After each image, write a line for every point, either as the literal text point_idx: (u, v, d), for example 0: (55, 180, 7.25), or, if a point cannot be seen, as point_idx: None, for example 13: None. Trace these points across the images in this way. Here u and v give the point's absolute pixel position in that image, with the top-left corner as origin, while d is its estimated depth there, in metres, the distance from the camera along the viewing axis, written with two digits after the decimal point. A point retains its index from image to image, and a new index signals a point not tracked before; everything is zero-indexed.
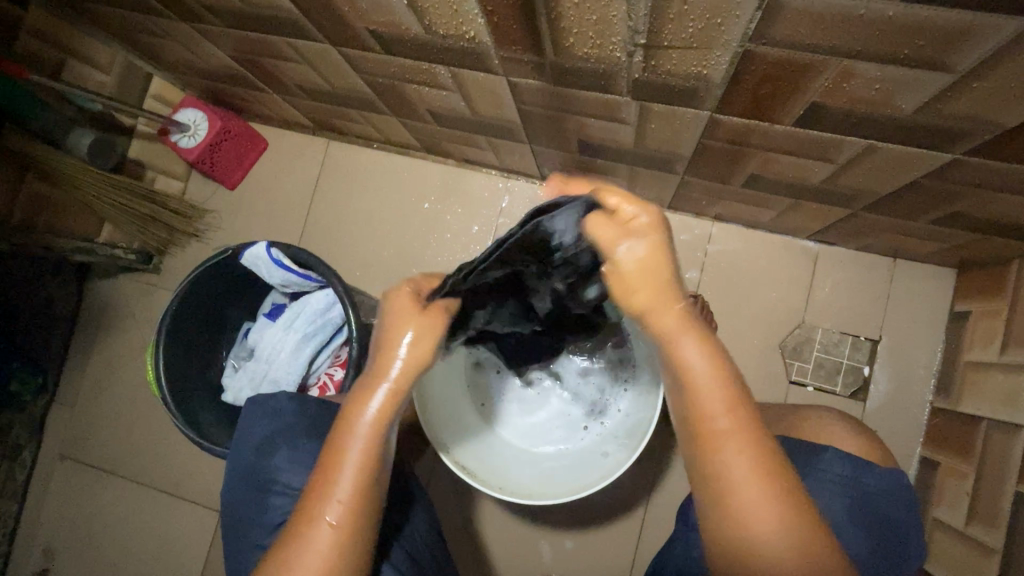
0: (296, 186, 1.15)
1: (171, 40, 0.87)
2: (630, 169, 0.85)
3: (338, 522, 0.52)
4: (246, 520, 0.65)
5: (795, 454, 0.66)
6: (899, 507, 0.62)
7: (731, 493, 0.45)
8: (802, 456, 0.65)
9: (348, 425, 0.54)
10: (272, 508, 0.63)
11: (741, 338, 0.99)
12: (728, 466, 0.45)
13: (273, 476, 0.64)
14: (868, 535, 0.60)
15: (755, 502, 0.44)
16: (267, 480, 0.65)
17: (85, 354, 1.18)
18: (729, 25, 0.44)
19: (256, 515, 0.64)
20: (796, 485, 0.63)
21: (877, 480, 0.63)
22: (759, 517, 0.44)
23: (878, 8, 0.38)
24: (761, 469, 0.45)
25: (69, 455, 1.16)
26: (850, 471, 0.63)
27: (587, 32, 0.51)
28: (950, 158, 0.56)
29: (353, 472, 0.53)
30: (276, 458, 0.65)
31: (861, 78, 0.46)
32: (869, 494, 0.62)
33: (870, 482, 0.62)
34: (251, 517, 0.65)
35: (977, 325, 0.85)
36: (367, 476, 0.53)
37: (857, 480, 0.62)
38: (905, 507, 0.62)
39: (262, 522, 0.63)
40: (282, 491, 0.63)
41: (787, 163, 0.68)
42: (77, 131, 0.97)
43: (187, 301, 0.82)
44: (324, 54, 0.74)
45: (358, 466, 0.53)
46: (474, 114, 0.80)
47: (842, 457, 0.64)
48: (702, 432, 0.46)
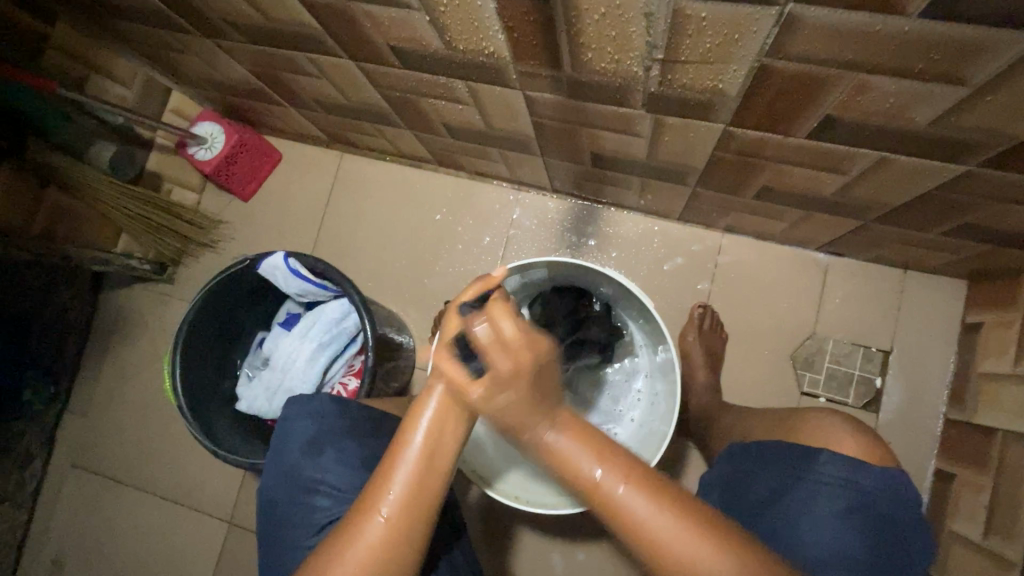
0: (310, 197, 1.17)
1: (192, 55, 0.89)
2: (642, 180, 0.87)
3: (392, 520, 0.51)
4: (286, 524, 0.63)
5: (784, 458, 0.64)
6: (898, 506, 0.59)
7: (645, 535, 0.48)
8: (795, 459, 0.63)
9: (411, 422, 0.53)
10: (317, 510, 0.62)
11: (752, 349, 0.99)
12: (627, 508, 0.48)
13: (318, 477, 0.63)
14: (863, 539, 0.57)
15: (671, 539, 0.47)
16: (310, 482, 0.63)
17: (98, 363, 1.18)
18: (747, 40, 0.45)
19: (297, 519, 0.62)
20: (787, 492, 0.62)
21: (876, 481, 0.59)
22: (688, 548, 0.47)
23: (894, 24, 0.39)
24: (660, 504, 0.48)
25: (79, 465, 1.16)
26: (844, 474, 0.60)
27: (605, 47, 0.52)
28: (963, 171, 0.57)
29: (408, 470, 0.52)
30: (322, 459, 0.64)
31: (875, 91, 0.48)
32: (865, 496, 0.59)
33: (865, 484, 0.59)
34: (291, 520, 0.63)
35: (990, 336, 0.85)
36: (425, 474, 0.52)
37: (851, 481, 0.60)
38: (906, 509, 0.59)
39: (306, 526, 0.61)
40: (327, 493, 0.62)
41: (799, 175, 0.69)
42: (99, 143, 1.02)
43: (205, 310, 0.83)
44: (343, 68, 0.76)
45: (416, 464, 0.52)
46: (488, 127, 0.82)
47: (838, 458, 0.61)
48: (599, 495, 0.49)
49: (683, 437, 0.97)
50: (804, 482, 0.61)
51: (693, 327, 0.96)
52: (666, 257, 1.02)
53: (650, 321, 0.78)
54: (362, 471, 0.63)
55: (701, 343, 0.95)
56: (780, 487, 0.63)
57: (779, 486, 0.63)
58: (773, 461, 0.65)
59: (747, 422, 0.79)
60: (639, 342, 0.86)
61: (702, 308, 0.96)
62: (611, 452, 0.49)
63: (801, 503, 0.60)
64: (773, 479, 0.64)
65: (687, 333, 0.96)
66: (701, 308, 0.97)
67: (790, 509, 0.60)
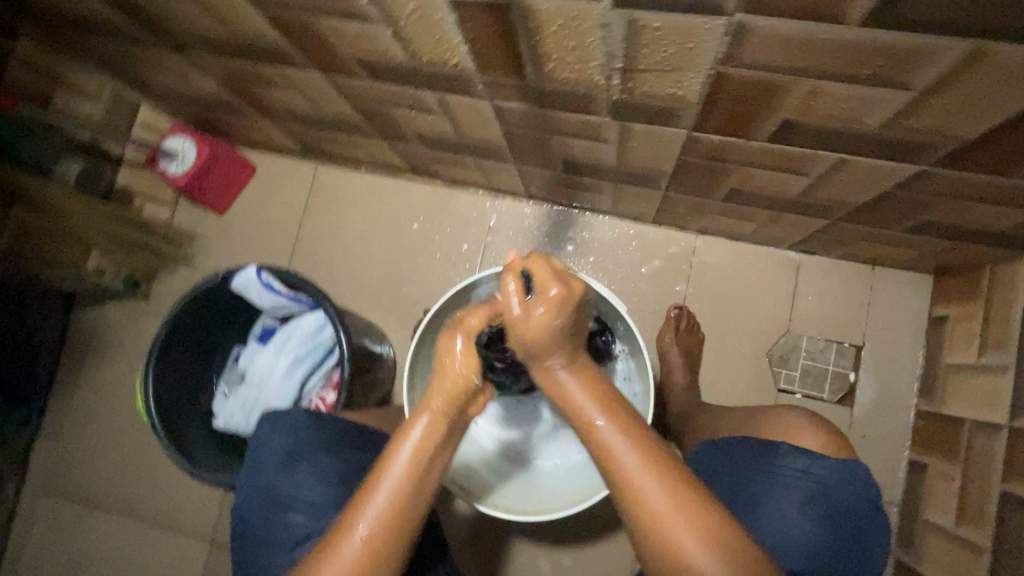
0: (286, 209, 1.16)
1: (159, 69, 0.88)
2: (614, 185, 0.88)
3: (373, 532, 0.50)
4: (261, 541, 0.62)
5: (749, 452, 0.64)
6: (856, 495, 0.60)
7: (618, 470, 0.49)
8: (761, 453, 0.63)
9: (395, 443, 0.54)
10: (290, 527, 0.60)
11: (729, 348, 1.01)
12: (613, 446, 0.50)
13: (292, 492, 0.62)
14: (824, 528, 0.58)
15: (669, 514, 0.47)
16: (287, 498, 0.63)
17: (71, 383, 1.16)
18: (701, 49, 0.46)
19: (271, 537, 0.61)
20: (752, 482, 0.62)
21: (833, 472, 0.60)
22: (659, 506, 0.47)
23: (837, 32, 0.41)
24: (655, 468, 0.49)
25: (54, 488, 1.14)
26: (807, 466, 0.61)
27: (566, 58, 0.53)
28: (918, 170, 0.59)
29: (396, 480, 0.51)
30: (297, 474, 0.64)
31: (827, 97, 0.49)
32: (826, 487, 0.59)
33: (826, 477, 0.60)
34: (266, 538, 0.61)
35: (956, 328, 0.87)
36: (414, 485, 0.52)
37: (814, 474, 0.60)
38: (865, 501, 0.60)
39: (279, 543, 0.60)
40: (301, 509, 0.61)
41: (765, 177, 0.70)
42: (65, 160, 1.02)
43: (178, 327, 0.82)
44: (313, 81, 0.76)
45: (405, 473, 0.52)
46: (460, 136, 0.82)
47: (798, 451, 0.62)
48: (598, 443, 0.51)
49: (664, 438, 0.98)
50: (769, 474, 0.61)
51: (670, 328, 0.96)
52: (643, 260, 1.03)
53: (624, 325, 0.79)
54: (338, 486, 0.62)
55: (678, 344, 0.96)
56: (743, 477, 0.63)
57: (734, 483, 0.63)
58: (733, 456, 0.65)
59: (724, 423, 0.80)
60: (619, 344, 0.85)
61: (678, 309, 0.98)
62: (616, 409, 0.52)
63: (764, 493, 0.60)
64: (735, 473, 0.64)
65: (665, 333, 0.97)
66: (678, 309, 0.97)
67: (755, 499, 0.60)
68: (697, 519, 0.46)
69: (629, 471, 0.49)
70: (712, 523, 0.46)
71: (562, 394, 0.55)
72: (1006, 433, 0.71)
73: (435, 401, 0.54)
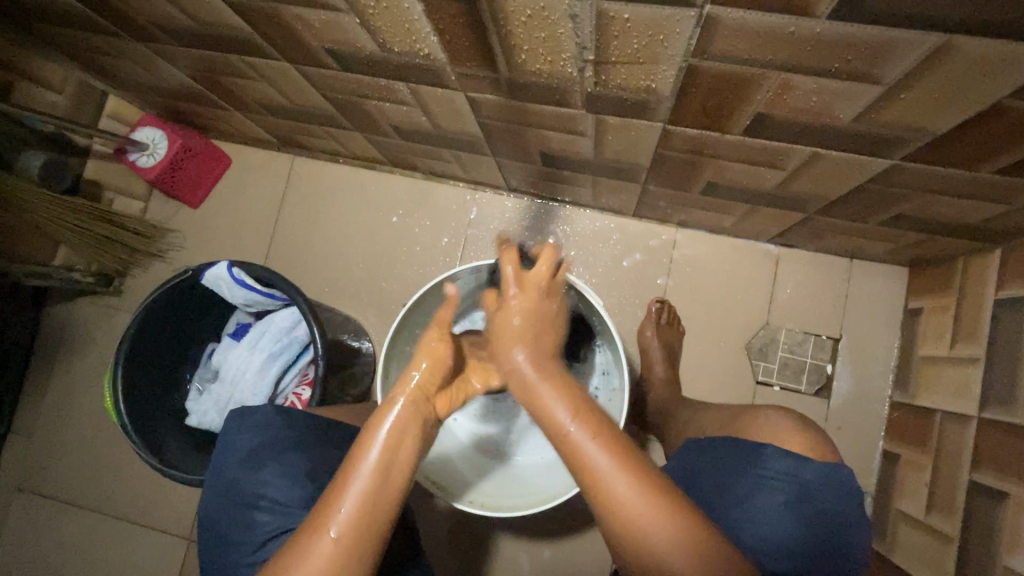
0: (262, 202, 1.14)
1: (125, 58, 0.85)
2: (593, 178, 0.87)
3: (341, 539, 0.48)
4: (226, 541, 0.61)
5: (732, 453, 0.65)
6: (841, 497, 0.60)
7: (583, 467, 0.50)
8: (745, 454, 0.64)
9: (366, 438, 0.53)
10: (256, 526, 0.59)
11: (709, 341, 1.01)
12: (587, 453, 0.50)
13: (257, 491, 0.61)
14: (803, 529, 0.57)
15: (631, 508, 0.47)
16: (251, 497, 0.61)
17: (42, 381, 1.14)
18: (672, 41, 0.45)
19: (236, 536, 0.60)
20: (734, 482, 0.62)
21: (818, 474, 0.60)
22: (631, 498, 0.47)
23: (806, 25, 0.40)
24: (622, 457, 0.49)
25: (27, 488, 1.11)
26: (791, 467, 0.60)
27: (537, 49, 0.52)
28: (890, 164, 0.59)
29: (361, 485, 0.50)
30: (263, 472, 0.62)
31: (800, 89, 0.48)
32: (808, 489, 0.59)
33: (810, 478, 0.60)
34: (231, 537, 0.60)
35: (929, 320, 0.88)
36: (376, 495, 0.50)
37: (798, 476, 0.60)
38: (849, 505, 0.60)
39: (245, 543, 0.59)
40: (268, 507, 0.60)
41: (741, 171, 0.70)
42: (28, 153, 0.97)
43: (148, 324, 0.80)
44: (283, 72, 0.74)
45: (367, 482, 0.50)
46: (437, 128, 0.81)
47: (783, 453, 0.62)
48: (573, 449, 0.51)
49: (644, 430, 0.98)
50: (752, 473, 0.61)
51: (650, 322, 0.97)
52: (623, 253, 1.03)
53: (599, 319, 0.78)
54: (305, 484, 0.61)
55: (659, 338, 0.96)
56: (722, 477, 0.63)
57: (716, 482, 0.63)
58: (714, 459, 0.65)
59: (702, 416, 0.80)
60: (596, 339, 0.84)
61: (658, 303, 0.98)
62: (582, 405, 0.53)
63: (746, 493, 0.60)
64: (716, 473, 0.64)
65: (645, 327, 0.97)
66: (659, 303, 0.98)
67: (734, 498, 0.60)
68: (657, 498, 0.47)
69: (598, 463, 0.49)
70: (673, 508, 0.47)
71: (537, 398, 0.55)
72: (974, 423, 0.72)
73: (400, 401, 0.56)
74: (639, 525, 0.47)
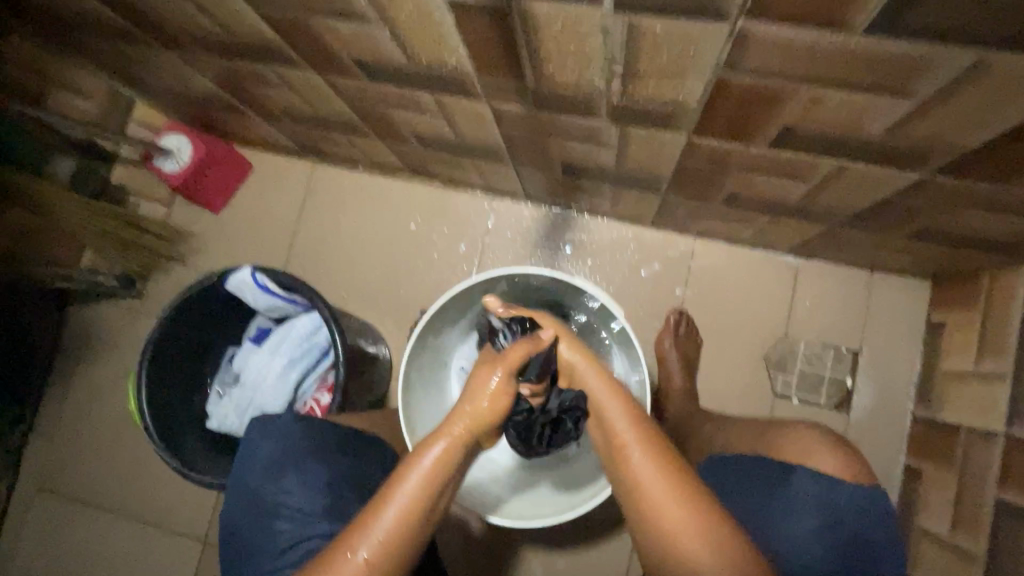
0: (282, 208, 1.15)
1: (153, 66, 0.87)
2: (613, 188, 0.87)
3: (371, 561, 0.49)
4: (247, 549, 0.61)
5: (755, 477, 0.62)
6: (870, 519, 0.58)
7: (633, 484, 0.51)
8: (768, 478, 0.62)
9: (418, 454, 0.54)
10: (278, 534, 0.60)
11: (726, 352, 1.01)
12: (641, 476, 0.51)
13: (278, 500, 0.62)
14: (835, 555, 0.57)
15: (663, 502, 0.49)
16: (272, 505, 0.62)
17: (64, 382, 1.15)
18: (702, 54, 0.46)
19: (257, 544, 0.61)
20: (760, 507, 0.60)
21: (847, 496, 0.59)
22: (670, 517, 0.48)
23: (841, 39, 0.40)
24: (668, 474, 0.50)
25: (46, 488, 1.13)
26: (817, 491, 0.59)
27: (566, 61, 0.52)
28: (918, 178, 0.58)
29: (400, 507, 0.51)
30: (283, 481, 0.63)
31: (830, 103, 0.48)
32: (838, 513, 0.58)
33: (839, 502, 0.59)
34: (252, 546, 0.61)
35: (953, 335, 0.87)
36: (417, 513, 0.51)
37: (826, 499, 0.59)
38: (881, 529, 0.58)
39: (266, 552, 0.60)
40: (288, 517, 0.61)
41: (764, 182, 0.70)
42: (59, 158, 1.01)
43: (170, 329, 0.81)
44: (309, 81, 0.75)
45: (408, 503, 0.51)
46: (458, 137, 0.82)
47: (811, 475, 0.60)
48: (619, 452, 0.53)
49: None
50: (777, 500, 0.60)
51: (668, 332, 0.97)
52: (641, 263, 1.03)
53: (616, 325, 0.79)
54: (325, 493, 0.62)
55: (677, 349, 0.96)
56: (744, 504, 0.61)
57: (741, 505, 0.62)
58: (735, 483, 0.63)
59: (725, 431, 0.79)
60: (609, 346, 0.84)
61: (676, 313, 0.97)
62: (635, 431, 0.54)
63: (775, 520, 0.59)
64: (741, 497, 0.62)
65: (663, 338, 0.97)
66: (677, 313, 0.98)
67: (761, 525, 0.59)
68: (699, 513, 0.48)
69: (639, 468, 0.51)
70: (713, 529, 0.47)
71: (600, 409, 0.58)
72: (1002, 441, 0.71)
73: (459, 423, 0.56)
74: (672, 541, 0.48)
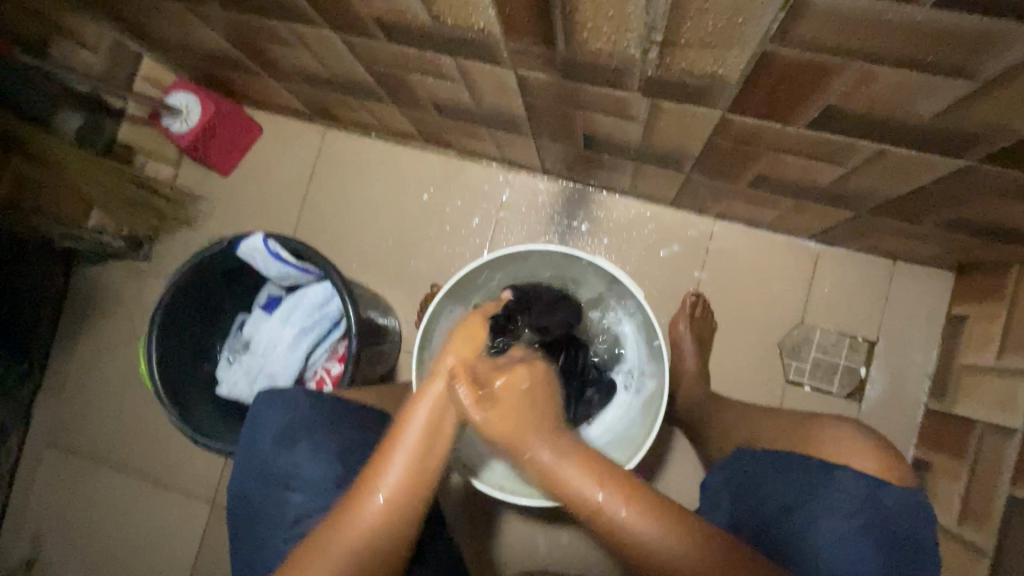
0: (292, 173, 1.12)
1: (162, 19, 0.84)
2: (635, 165, 0.84)
3: (393, 501, 0.49)
4: (258, 518, 0.61)
5: (799, 467, 0.63)
6: (916, 522, 0.57)
7: (618, 531, 0.46)
8: (812, 474, 0.62)
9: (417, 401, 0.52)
10: (290, 505, 0.60)
11: (740, 336, 0.99)
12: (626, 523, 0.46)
13: (290, 471, 0.62)
14: (871, 555, 0.55)
15: (652, 537, 0.46)
16: (283, 476, 0.62)
17: (73, 342, 1.15)
18: (751, 25, 0.43)
19: (269, 514, 0.61)
20: (804, 502, 0.60)
21: (894, 498, 0.58)
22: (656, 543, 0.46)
23: (906, 12, 0.37)
24: (670, 523, 0.46)
25: (56, 445, 1.14)
26: (859, 488, 0.59)
27: (602, 27, 0.49)
28: (962, 165, 0.56)
29: (407, 456, 0.50)
30: (295, 452, 0.63)
31: (881, 82, 0.46)
32: (885, 513, 0.57)
33: (886, 501, 0.58)
34: (264, 515, 0.61)
35: (973, 328, 0.85)
36: (424, 462, 0.50)
37: (876, 499, 0.58)
38: (925, 529, 0.57)
39: (278, 523, 0.60)
40: (300, 487, 0.61)
41: (796, 165, 0.67)
42: (63, 115, 0.98)
43: (181, 292, 0.80)
44: (325, 40, 0.72)
45: (414, 452, 0.50)
46: (478, 105, 0.79)
47: (856, 474, 0.60)
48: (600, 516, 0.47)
49: (670, 424, 0.97)
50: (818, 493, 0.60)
51: (684, 315, 0.95)
52: (659, 243, 1.01)
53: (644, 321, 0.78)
54: (338, 466, 0.62)
55: (691, 332, 0.94)
56: (785, 493, 0.62)
57: (784, 498, 0.62)
58: (780, 473, 0.64)
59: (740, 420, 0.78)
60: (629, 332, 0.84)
61: (693, 296, 0.95)
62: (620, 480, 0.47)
63: (819, 514, 0.58)
64: (784, 490, 0.62)
65: (678, 321, 0.95)
66: (693, 296, 0.95)
67: (805, 517, 0.59)
68: (687, 531, 0.46)
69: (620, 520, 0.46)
70: (700, 538, 0.46)
71: (546, 472, 0.48)
72: (1018, 438, 0.71)
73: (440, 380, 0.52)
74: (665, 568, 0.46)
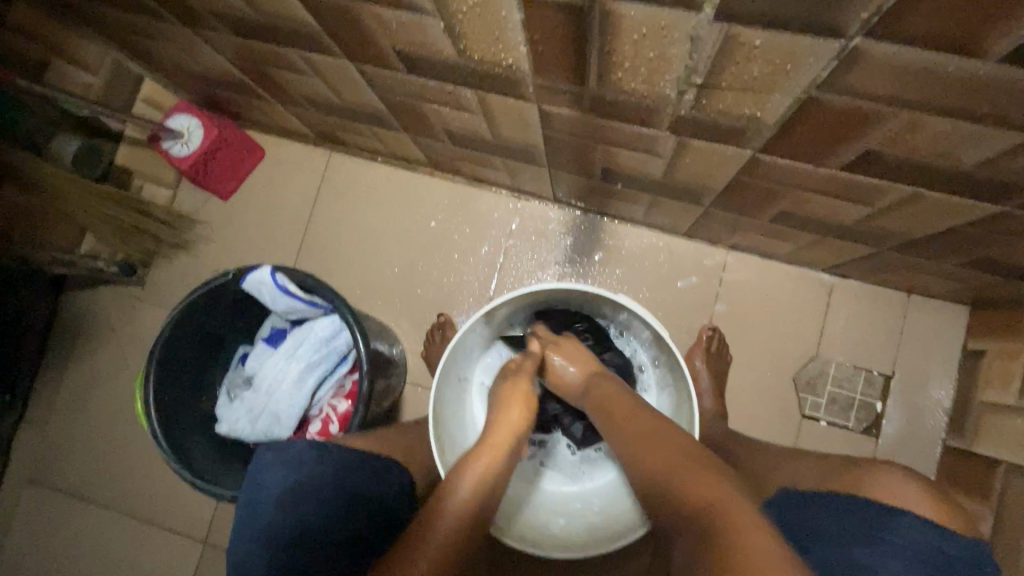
0: (296, 197, 1.09)
1: (168, 42, 0.81)
2: (651, 197, 0.83)
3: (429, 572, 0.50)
4: None
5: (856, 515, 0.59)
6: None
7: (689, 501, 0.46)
8: (873, 518, 0.58)
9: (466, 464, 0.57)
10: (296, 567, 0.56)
11: (754, 370, 0.98)
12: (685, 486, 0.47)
13: (297, 530, 0.58)
14: None
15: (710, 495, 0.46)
16: (289, 536, 0.58)
17: (58, 371, 1.10)
18: (800, 71, 0.41)
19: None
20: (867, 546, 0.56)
21: (958, 550, 0.55)
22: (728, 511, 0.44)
23: (965, 66, 0.36)
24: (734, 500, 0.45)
25: (37, 480, 1.08)
26: (927, 536, 0.56)
27: (639, 68, 0.48)
28: (997, 210, 0.55)
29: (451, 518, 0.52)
30: (302, 511, 0.59)
31: (927, 130, 0.45)
32: (951, 564, 0.54)
33: (948, 550, 0.55)
34: None
35: (992, 365, 0.84)
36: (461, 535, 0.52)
37: (940, 550, 0.55)
38: None
39: None
40: (309, 547, 0.57)
41: (823, 204, 0.66)
42: (61, 137, 0.94)
43: (181, 327, 0.76)
44: (340, 69, 0.69)
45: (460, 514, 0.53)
46: (494, 136, 0.77)
47: (919, 523, 0.57)
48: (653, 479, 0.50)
49: None
50: (885, 540, 0.56)
51: (700, 349, 0.94)
52: (673, 274, 0.99)
53: (668, 358, 0.75)
54: (345, 520, 0.60)
55: (707, 367, 0.93)
56: (842, 547, 0.57)
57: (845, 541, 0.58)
58: (831, 525, 0.60)
59: (764, 460, 0.76)
60: (651, 382, 0.82)
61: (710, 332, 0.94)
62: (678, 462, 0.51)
63: (883, 561, 0.55)
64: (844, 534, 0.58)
65: (695, 356, 0.94)
66: (711, 330, 0.94)
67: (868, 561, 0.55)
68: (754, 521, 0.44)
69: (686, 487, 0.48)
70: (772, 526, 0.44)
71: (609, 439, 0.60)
72: None
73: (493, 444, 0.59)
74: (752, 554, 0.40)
